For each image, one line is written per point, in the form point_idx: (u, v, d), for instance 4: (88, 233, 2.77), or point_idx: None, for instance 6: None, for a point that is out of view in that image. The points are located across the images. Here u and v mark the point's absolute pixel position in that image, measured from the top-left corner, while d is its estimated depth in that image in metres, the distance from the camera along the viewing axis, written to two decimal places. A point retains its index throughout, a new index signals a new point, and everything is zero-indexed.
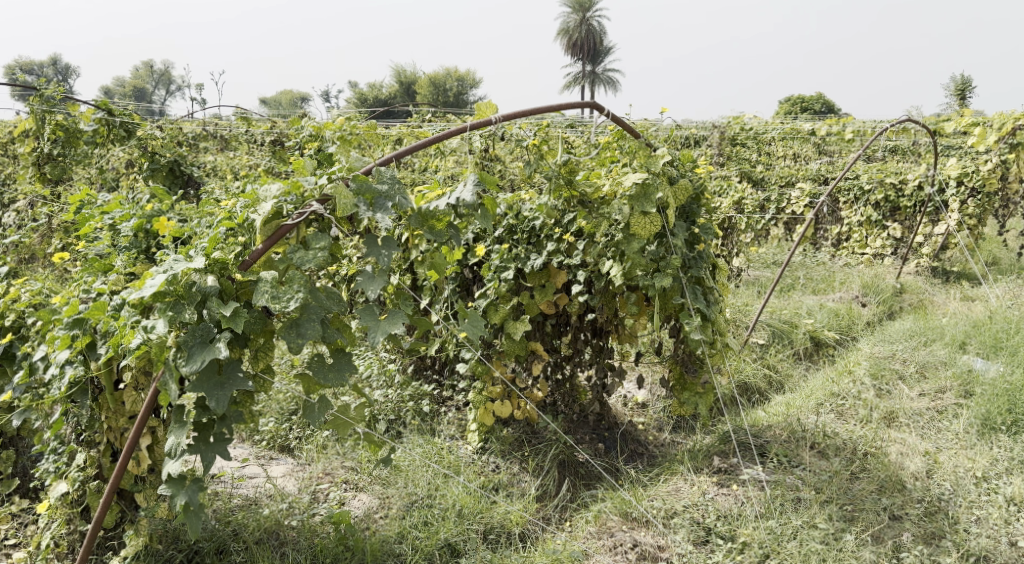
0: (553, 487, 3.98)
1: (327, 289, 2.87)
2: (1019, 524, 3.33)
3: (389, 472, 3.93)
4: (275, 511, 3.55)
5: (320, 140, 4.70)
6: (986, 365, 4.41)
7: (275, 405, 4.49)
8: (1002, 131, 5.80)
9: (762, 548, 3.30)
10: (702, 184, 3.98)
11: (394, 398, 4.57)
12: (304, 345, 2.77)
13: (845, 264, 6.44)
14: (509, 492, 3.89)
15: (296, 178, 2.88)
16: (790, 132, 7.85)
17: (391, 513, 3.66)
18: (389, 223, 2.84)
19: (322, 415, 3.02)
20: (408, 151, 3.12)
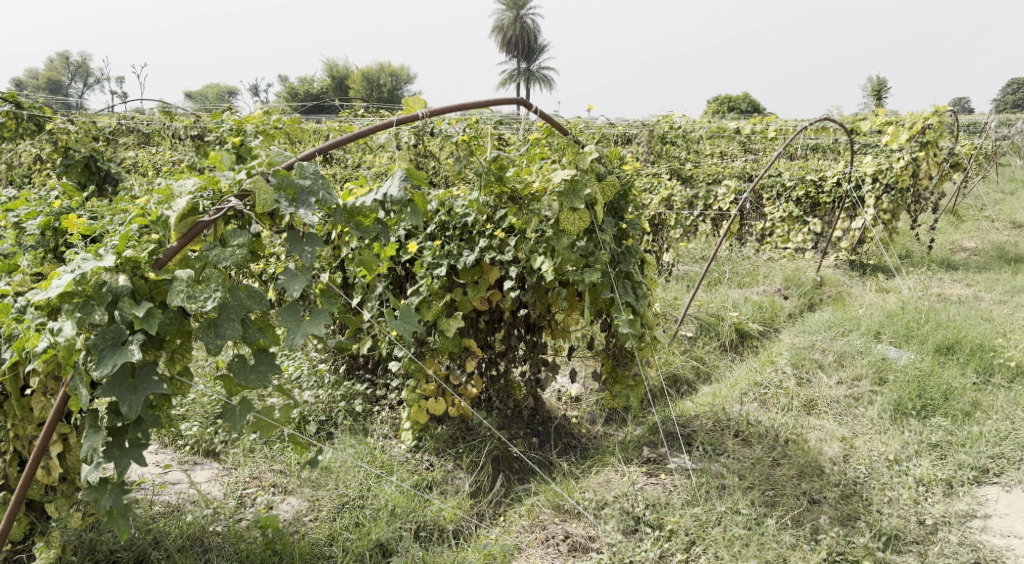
0: (487, 483, 4.01)
1: (249, 287, 2.82)
2: (927, 503, 3.48)
3: (318, 474, 3.89)
4: (199, 517, 3.50)
5: (241, 135, 4.61)
6: (898, 353, 4.61)
7: (199, 409, 4.40)
8: (913, 131, 6.21)
9: (688, 535, 3.39)
10: (630, 180, 4.05)
11: (325, 398, 4.52)
12: (224, 345, 2.73)
13: (768, 258, 6.61)
14: (442, 489, 3.89)
15: (213, 173, 2.84)
16: (716, 131, 8.04)
17: (321, 516, 3.63)
18: (312, 218, 2.81)
19: (244, 417, 2.99)
20: (332, 146, 3.10)
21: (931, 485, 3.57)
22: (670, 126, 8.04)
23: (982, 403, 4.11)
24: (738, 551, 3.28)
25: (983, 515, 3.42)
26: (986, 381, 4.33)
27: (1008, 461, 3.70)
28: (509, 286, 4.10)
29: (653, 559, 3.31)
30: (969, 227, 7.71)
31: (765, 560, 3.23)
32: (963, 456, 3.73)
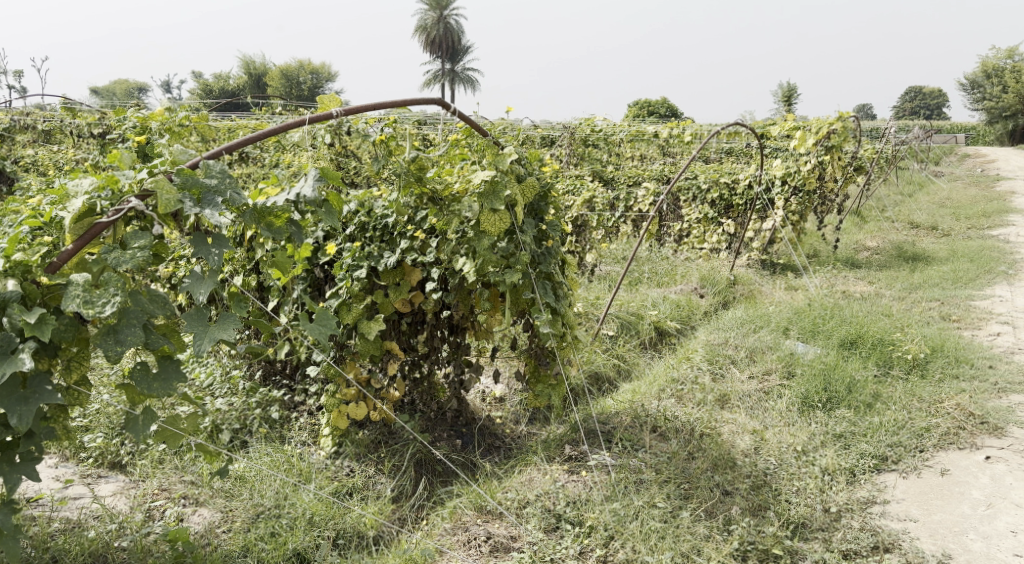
0: (410, 487, 4.03)
1: (150, 291, 2.75)
2: (832, 491, 3.63)
3: (232, 484, 3.83)
4: (102, 533, 3.42)
5: (146, 133, 4.46)
6: (806, 349, 4.81)
7: (103, 419, 4.25)
8: (818, 135, 6.41)
9: (607, 530, 3.46)
10: (549, 181, 4.11)
11: (239, 406, 4.44)
12: (124, 353, 2.67)
13: (686, 258, 6.77)
14: (363, 495, 3.88)
15: (111, 172, 2.77)
16: (635, 135, 8.17)
17: (235, 527, 3.57)
18: (218, 218, 2.75)
19: (146, 427, 2.92)
20: (241, 145, 3.08)
21: (836, 475, 3.73)
22: (591, 130, 8.15)
23: (882, 394, 4.31)
24: (654, 545, 3.36)
25: (883, 501, 3.58)
26: (887, 373, 4.55)
27: (905, 449, 3.90)
28: (431, 288, 4.11)
29: (573, 555, 3.36)
30: (872, 228, 8.08)
31: (680, 552, 3.33)
32: (865, 445, 3.91)
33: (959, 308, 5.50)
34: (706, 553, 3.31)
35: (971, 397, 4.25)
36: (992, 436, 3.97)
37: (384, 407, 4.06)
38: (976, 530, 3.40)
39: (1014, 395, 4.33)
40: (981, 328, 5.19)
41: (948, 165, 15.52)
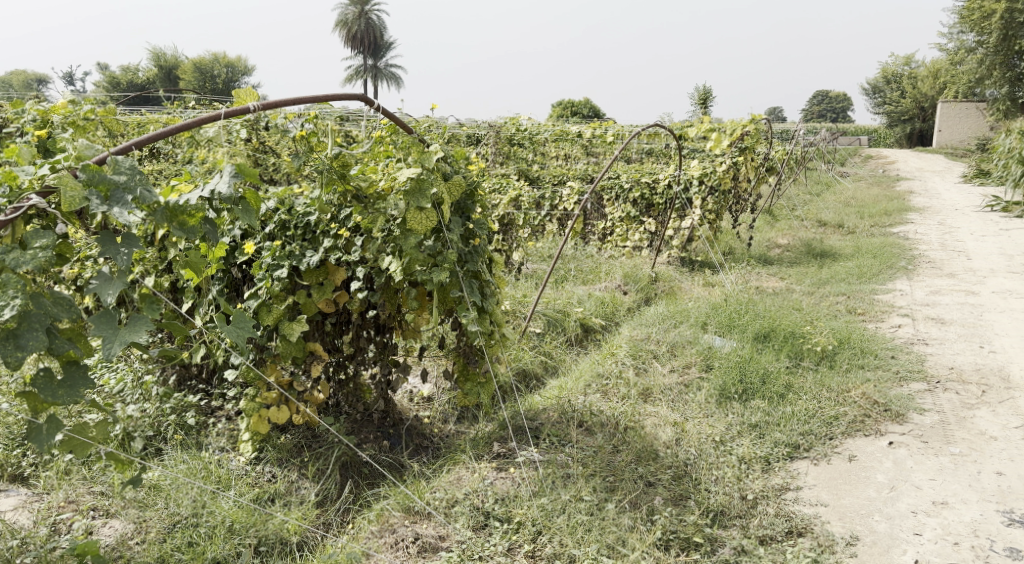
0: (335, 491, 4.04)
1: (55, 294, 2.76)
2: (748, 479, 3.81)
3: (145, 494, 3.84)
4: (3, 550, 3.41)
5: (48, 127, 4.31)
6: (723, 342, 5.02)
7: (3, 430, 4.21)
8: (733, 136, 6.78)
9: (534, 525, 3.55)
10: (476, 180, 4.16)
11: (152, 413, 4.42)
12: (25, 358, 2.66)
13: (610, 256, 6.92)
14: (286, 501, 3.91)
15: (11, 169, 2.90)
16: (560, 134, 8.42)
17: (149, 538, 3.59)
18: (125, 215, 2.88)
19: (51, 436, 2.89)
20: (148, 140, 3.17)
21: (751, 463, 3.91)
22: (517, 129, 8.29)
23: (794, 384, 4.53)
24: (581, 538, 3.46)
25: (795, 487, 3.78)
26: (797, 365, 4.79)
27: (816, 437, 4.11)
28: (356, 287, 4.12)
29: (502, 552, 3.43)
30: (784, 226, 8.43)
31: (606, 544, 3.43)
32: (778, 434, 4.12)
33: (863, 302, 5.82)
34: (630, 544, 3.43)
35: (874, 386, 4.52)
36: (894, 422, 4.23)
37: (308, 410, 4.05)
38: (880, 512, 3.61)
39: (913, 383, 4.62)
40: (884, 321, 5.50)
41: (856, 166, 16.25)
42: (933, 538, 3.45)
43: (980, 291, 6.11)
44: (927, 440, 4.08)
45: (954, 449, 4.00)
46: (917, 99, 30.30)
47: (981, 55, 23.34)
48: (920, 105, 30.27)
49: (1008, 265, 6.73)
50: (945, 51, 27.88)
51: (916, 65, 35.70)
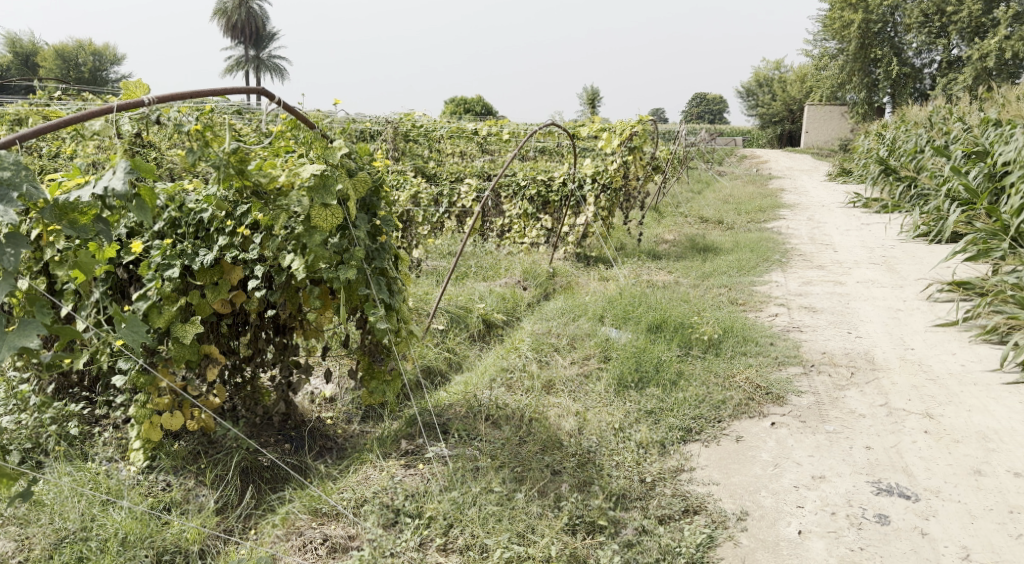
0: (235, 497, 3.95)
1: None
2: (647, 463, 4.01)
3: (28, 509, 3.66)
4: None
5: None
6: (618, 334, 5.26)
7: None
8: (623, 136, 7.13)
9: (445, 519, 3.61)
10: (380, 177, 4.19)
11: (30, 424, 4.19)
12: None
13: (508, 253, 7.05)
14: (183, 510, 3.79)
15: None
16: (456, 131, 8.52)
17: (34, 555, 3.43)
18: (11, 214, 2.75)
19: None
20: (34, 134, 3.02)
21: (648, 447, 4.12)
22: (413, 125, 8.40)
23: (685, 371, 4.80)
24: (492, 527, 3.55)
25: (690, 468, 4.01)
26: (687, 353, 5.06)
27: (706, 420, 4.38)
28: (253, 286, 4.04)
29: (414, 547, 3.48)
30: (669, 223, 8.83)
31: (517, 532, 3.53)
32: (672, 419, 4.35)
33: (743, 293, 6.21)
34: (540, 531, 3.54)
35: (756, 370, 4.85)
36: (775, 404, 4.55)
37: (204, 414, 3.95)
38: (767, 488, 3.89)
39: (791, 367, 4.99)
40: (762, 310, 5.89)
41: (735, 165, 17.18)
42: (814, 509, 3.73)
43: (846, 281, 6.63)
44: (805, 419, 4.41)
45: (829, 427, 4.34)
46: (785, 102, 32.20)
47: (841, 63, 25.16)
48: (788, 108, 32.20)
49: (869, 256, 7.32)
50: (809, 58, 29.68)
51: (782, 71, 37.80)
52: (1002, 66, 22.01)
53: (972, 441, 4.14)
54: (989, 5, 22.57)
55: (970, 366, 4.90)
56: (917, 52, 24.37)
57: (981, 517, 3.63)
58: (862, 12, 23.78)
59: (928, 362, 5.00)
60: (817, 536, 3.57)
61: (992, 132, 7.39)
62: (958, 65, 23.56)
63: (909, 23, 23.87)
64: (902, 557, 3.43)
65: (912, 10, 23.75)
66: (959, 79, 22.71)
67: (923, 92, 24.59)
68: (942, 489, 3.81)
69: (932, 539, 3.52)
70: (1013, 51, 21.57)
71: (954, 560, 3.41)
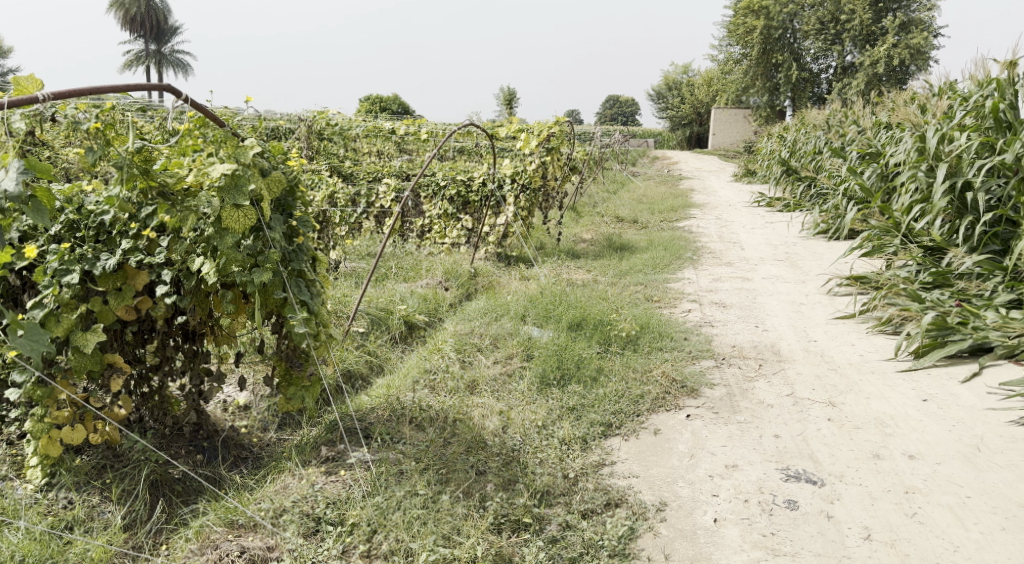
0: (144, 512, 3.73)
1: None
2: (570, 458, 4.03)
3: None
4: None
5: None
6: (540, 333, 5.28)
7: None
8: (541, 137, 7.26)
9: (369, 525, 3.53)
10: (296, 177, 4.05)
11: None
12: None
13: (429, 253, 6.98)
14: (86, 528, 3.58)
15: None
16: (372, 130, 8.42)
17: None
18: None
19: None
20: None
21: (572, 443, 4.15)
22: (326, 123, 8.30)
23: (605, 367, 4.86)
24: (416, 531, 3.48)
25: (611, 462, 4.05)
26: (607, 349, 5.12)
27: (625, 414, 4.44)
28: (161, 291, 3.82)
29: (336, 555, 3.39)
30: (586, 222, 8.94)
31: (441, 534, 3.47)
32: (594, 415, 4.39)
33: (657, 290, 6.34)
34: (465, 531, 3.49)
35: (672, 365, 4.96)
36: (689, 397, 4.66)
37: (107, 427, 3.72)
38: (683, 479, 3.93)
39: (704, 360, 5.12)
40: (676, 306, 6.03)
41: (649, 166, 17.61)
42: (729, 497, 3.77)
43: (753, 277, 6.86)
44: (717, 411, 4.51)
45: (739, 418, 4.44)
46: (692, 105, 33.22)
47: (744, 68, 26.13)
48: (694, 110, 33.24)
49: (773, 253, 7.61)
50: (713, 62, 30.69)
51: (688, 74, 38.95)
52: (891, 72, 23.23)
53: (871, 427, 4.26)
54: (878, 14, 23.78)
55: (868, 356, 5.13)
56: (814, 58, 25.33)
57: (881, 498, 3.68)
58: (763, 18, 24.71)
59: (830, 353, 5.22)
60: (731, 523, 3.60)
61: (883, 135, 7.78)
62: (851, 72, 24.77)
63: (808, 30, 24.81)
64: (809, 539, 3.46)
65: (806, 17, 24.79)
66: (854, 84, 23.91)
67: (819, 96, 25.77)
68: (845, 474, 3.88)
69: (837, 521, 3.56)
70: (901, 58, 22.82)
71: (857, 539, 3.44)
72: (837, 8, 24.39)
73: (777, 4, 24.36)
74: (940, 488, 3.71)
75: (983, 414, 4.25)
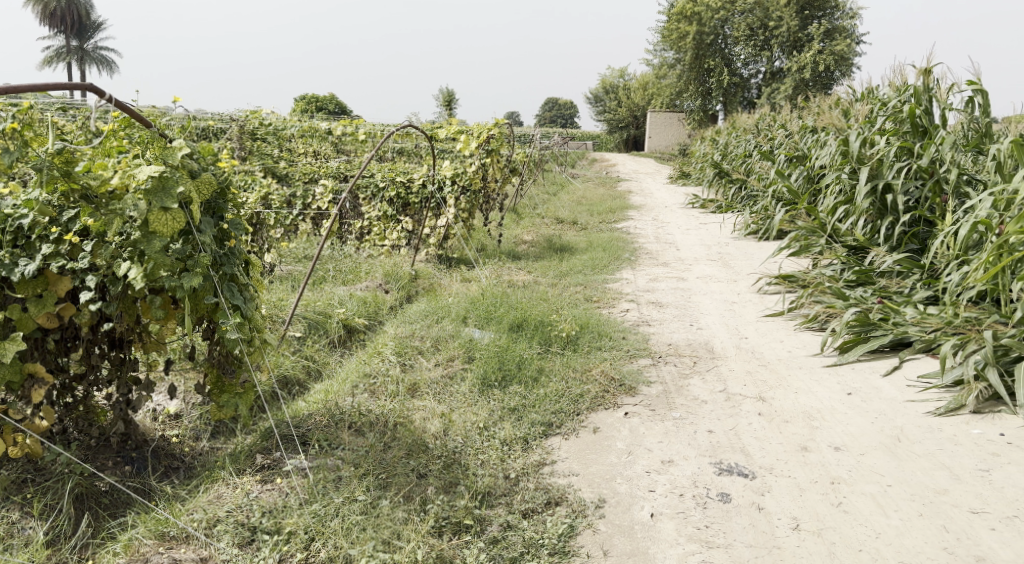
0: (69, 528, 3.61)
1: None
2: (511, 459, 4.04)
3: None
4: None
5: None
6: (481, 334, 5.29)
7: None
8: (481, 139, 7.33)
9: (307, 533, 3.48)
10: (226, 178, 3.96)
11: None
12: None
13: (368, 256, 6.92)
14: (7, 545, 3.45)
15: None
16: (307, 131, 8.63)
17: None
18: None
19: None
20: None
21: (513, 444, 4.16)
22: (260, 124, 8.66)
23: (546, 368, 4.90)
24: (355, 537, 3.45)
25: (551, 461, 4.07)
26: (548, 350, 5.16)
27: (566, 414, 4.47)
28: (85, 298, 3.70)
29: None
30: (527, 224, 9.00)
31: (381, 539, 3.45)
32: (534, 415, 4.42)
33: (597, 291, 6.41)
34: (405, 536, 3.46)
35: (610, 364, 5.01)
36: (628, 395, 4.71)
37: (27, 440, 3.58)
38: (621, 475, 3.97)
39: (641, 359, 5.19)
40: (615, 306, 6.10)
41: (587, 168, 17.81)
42: (664, 492, 3.83)
43: (688, 277, 6.99)
44: (654, 408, 4.58)
45: (675, 414, 4.52)
46: (630, 109, 33.68)
47: (679, 72, 26.63)
48: (632, 114, 33.71)
49: (708, 253, 7.76)
50: (650, 66, 31.18)
51: (627, 77, 39.49)
52: (817, 77, 23.86)
53: (799, 421, 4.37)
54: (805, 21, 24.44)
55: (796, 352, 5.27)
56: (745, 63, 25.87)
57: (808, 489, 3.78)
58: (696, 24, 25.18)
59: (761, 350, 5.34)
60: (667, 518, 3.65)
61: (809, 138, 8.02)
62: (780, 76, 25.40)
63: (739, 35, 25.35)
64: (741, 531, 3.54)
65: (738, 23, 25.34)
66: (781, 89, 24.51)
67: (751, 101, 26.38)
68: (775, 466, 3.97)
69: (767, 513, 3.64)
70: (826, 64, 23.47)
71: (786, 530, 3.52)
72: (766, 14, 24.98)
73: (709, 11, 24.85)
74: (864, 478, 3.83)
75: (903, 406, 4.41)
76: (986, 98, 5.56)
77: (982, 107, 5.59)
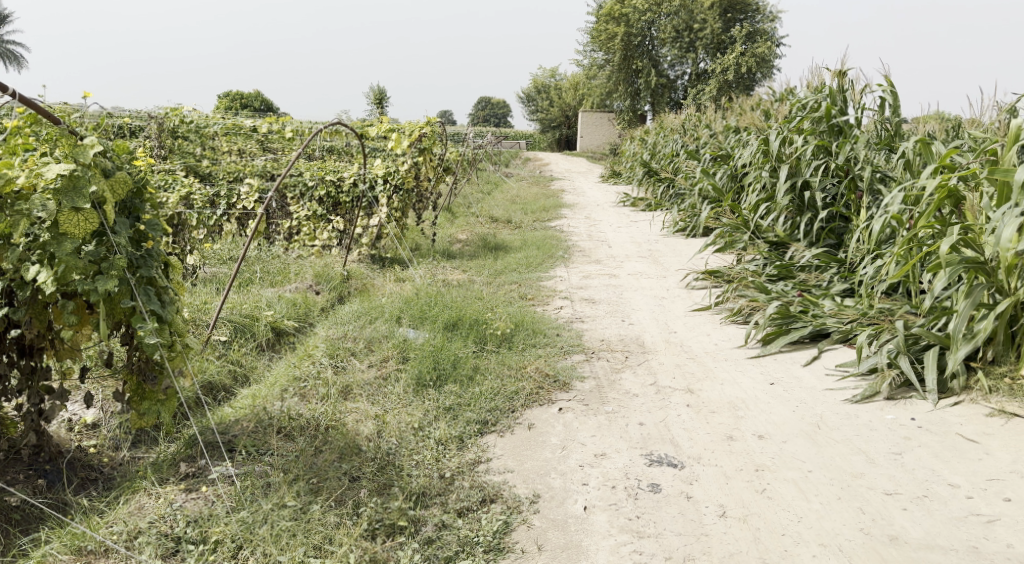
0: None
1: None
2: (446, 458, 4.01)
3: None
4: None
5: None
6: (415, 334, 5.26)
7: None
8: (412, 137, 7.31)
9: (234, 541, 3.39)
10: (142, 177, 3.84)
11: None
12: None
13: (298, 256, 6.77)
14: None
15: None
16: (231, 127, 8.48)
17: None
18: None
19: None
20: None
21: (448, 443, 4.13)
22: (180, 121, 8.35)
23: (480, 366, 4.88)
24: (285, 544, 3.37)
25: (486, 460, 4.05)
26: (483, 348, 5.15)
27: (500, 411, 4.46)
28: None
29: None
30: (461, 223, 8.94)
31: (312, 545, 3.38)
32: (469, 414, 4.39)
33: (532, 289, 6.43)
34: (337, 540, 3.40)
35: (545, 360, 5.03)
36: (561, 391, 4.73)
37: None
38: (555, 470, 3.98)
39: (574, 355, 5.22)
40: (549, 304, 6.12)
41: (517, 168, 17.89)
42: (597, 485, 3.86)
43: (620, 273, 7.06)
44: (587, 403, 4.61)
45: (607, 408, 4.55)
46: (562, 109, 33.94)
47: (608, 73, 26.97)
48: (564, 114, 33.95)
49: (638, 250, 7.85)
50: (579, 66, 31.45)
51: (559, 77, 39.81)
52: (740, 79, 24.44)
53: (725, 411, 4.45)
54: (727, 24, 25.05)
55: (722, 345, 5.36)
56: (672, 64, 26.36)
57: (734, 477, 3.85)
58: (624, 25, 25.52)
59: (689, 343, 5.42)
60: (600, 511, 3.67)
61: (733, 137, 8.20)
62: (706, 77, 25.93)
63: (664, 37, 25.80)
64: (670, 520, 3.58)
65: (663, 24, 25.78)
66: (705, 89, 25.03)
67: (677, 102, 26.87)
68: (702, 456, 4.04)
69: (695, 501, 3.69)
70: (748, 66, 24.07)
71: (712, 517, 3.58)
72: (691, 16, 25.48)
73: (635, 13, 25.20)
74: (786, 465, 3.92)
75: (823, 395, 4.53)
76: (897, 97, 5.76)
77: (892, 106, 5.78)
